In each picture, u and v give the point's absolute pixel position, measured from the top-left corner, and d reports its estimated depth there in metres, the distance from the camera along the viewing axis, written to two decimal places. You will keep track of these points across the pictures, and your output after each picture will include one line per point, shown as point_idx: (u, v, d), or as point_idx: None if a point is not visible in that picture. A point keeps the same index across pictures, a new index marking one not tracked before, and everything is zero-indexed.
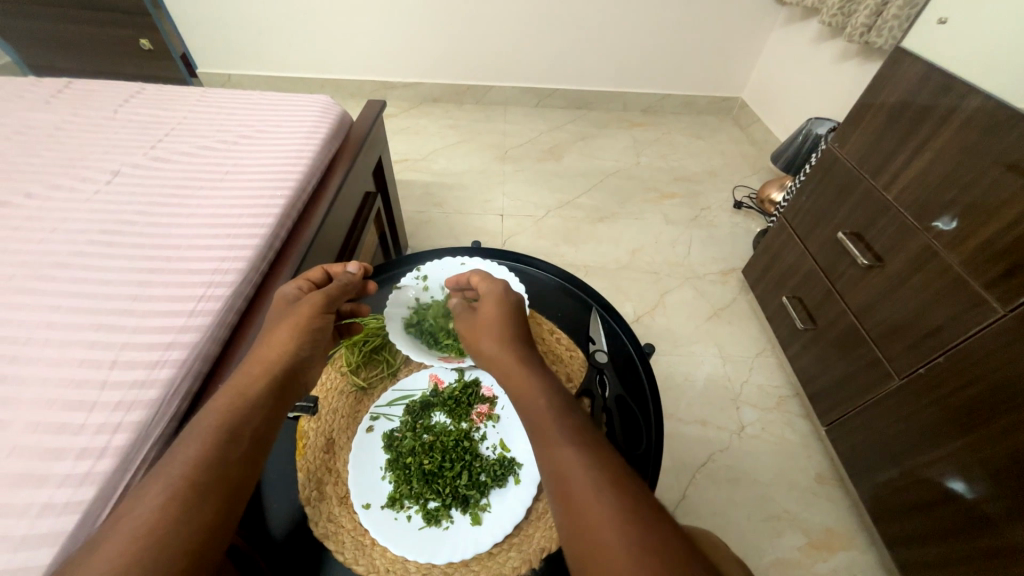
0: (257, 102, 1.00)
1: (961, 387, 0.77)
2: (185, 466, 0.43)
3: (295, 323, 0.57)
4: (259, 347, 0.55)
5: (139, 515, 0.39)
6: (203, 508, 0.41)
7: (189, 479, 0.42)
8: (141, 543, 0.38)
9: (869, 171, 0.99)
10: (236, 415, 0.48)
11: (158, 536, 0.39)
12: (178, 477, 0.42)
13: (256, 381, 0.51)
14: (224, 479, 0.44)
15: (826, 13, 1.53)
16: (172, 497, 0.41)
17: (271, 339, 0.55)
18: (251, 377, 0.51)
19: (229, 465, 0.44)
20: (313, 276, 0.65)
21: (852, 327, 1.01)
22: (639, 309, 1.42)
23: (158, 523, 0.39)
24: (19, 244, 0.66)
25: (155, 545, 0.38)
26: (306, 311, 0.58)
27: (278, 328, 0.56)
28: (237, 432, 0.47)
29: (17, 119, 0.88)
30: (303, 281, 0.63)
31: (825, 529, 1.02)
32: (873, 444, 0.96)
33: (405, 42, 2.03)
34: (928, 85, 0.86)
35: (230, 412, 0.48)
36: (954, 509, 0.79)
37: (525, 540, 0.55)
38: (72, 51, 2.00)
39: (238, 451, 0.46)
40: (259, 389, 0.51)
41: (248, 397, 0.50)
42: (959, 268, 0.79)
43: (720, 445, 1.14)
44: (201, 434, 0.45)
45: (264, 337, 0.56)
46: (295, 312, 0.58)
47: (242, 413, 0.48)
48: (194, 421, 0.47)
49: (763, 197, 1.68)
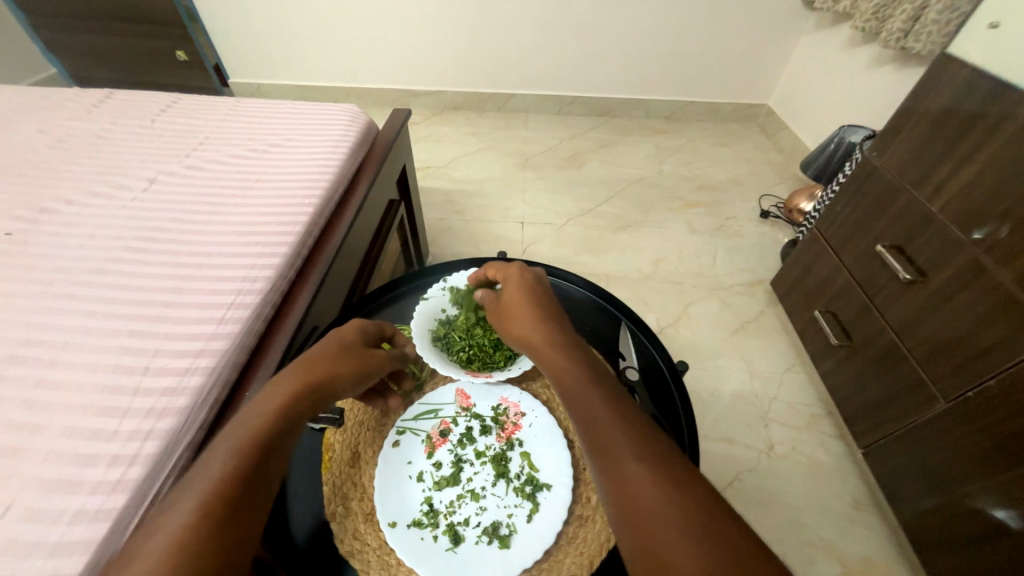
0: (287, 111, 1.01)
1: (1014, 415, 0.72)
2: (215, 481, 0.42)
3: (359, 361, 0.57)
4: (308, 364, 0.54)
5: (169, 533, 0.39)
6: (233, 526, 0.41)
7: (220, 494, 0.42)
8: (170, 562, 0.37)
9: (911, 182, 0.94)
10: (270, 431, 0.47)
11: (190, 551, 0.38)
12: (209, 493, 0.41)
13: (286, 403, 0.49)
14: (255, 496, 0.43)
15: (859, 18, 1.48)
16: (203, 514, 0.40)
17: (323, 354, 0.55)
18: (284, 397, 0.50)
19: (259, 484, 0.44)
20: (387, 326, 0.65)
21: (892, 345, 0.96)
22: (662, 321, 1.38)
23: (188, 541, 0.38)
24: (58, 250, 0.68)
25: (186, 563, 0.37)
26: (370, 362, 0.58)
27: (339, 357, 0.56)
28: (271, 450, 0.47)
29: (61, 128, 0.92)
30: (376, 330, 0.63)
31: (863, 558, 0.96)
32: (915, 470, 0.90)
33: (428, 51, 2.05)
34: (977, 92, 0.82)
35: (264, 425, 0.48)
36: (1004, 546, 0.74)
37: (555, 566, 0.52)
38: (110, 62, 2.10)
39: (269, 468, 0.46)
40: (295, 411, 0.50)
41: (276, 414, 0.49)
42: (1010, 285, 0.74)
43: (748, 464, 1.09)
44: (233, 450, 0.45)
45: (320, 347, 0.56)
46: (359, 353, 0.57)
47: (276, 431, 0.48)
48: (226, 432, 0.47)
49: (792, 206, 1.64)
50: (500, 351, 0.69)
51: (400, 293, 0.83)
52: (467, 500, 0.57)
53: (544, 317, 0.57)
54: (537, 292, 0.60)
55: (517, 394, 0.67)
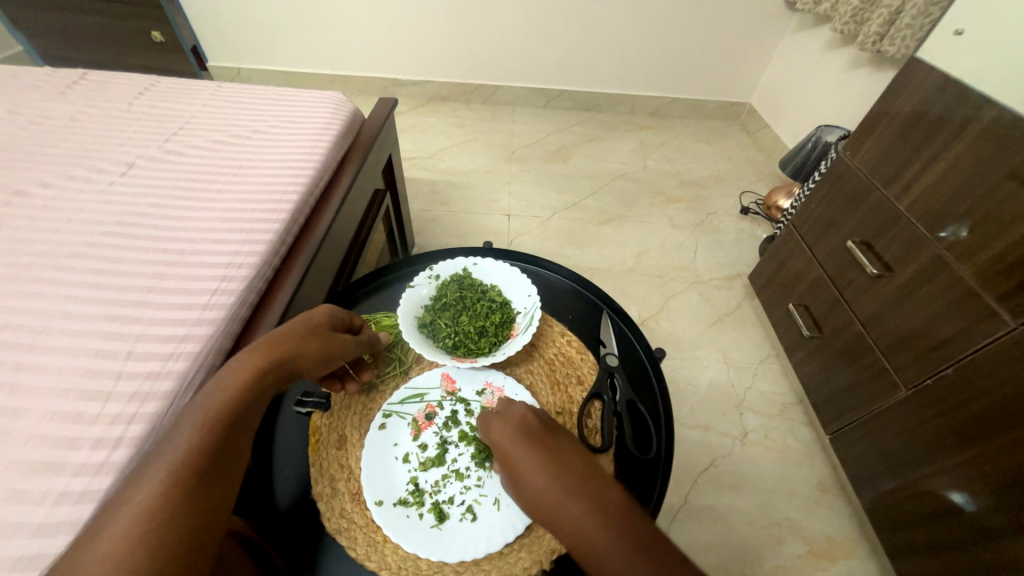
0: (271, 97, 1.00)
1: (969, 401, 0.77)
2: (182, 453, 0.44)
3: (325, 344, 0.56)
4: (272, 344, 0.52)
5: (139, 501, 0.41)
6: (203, 494, 0.43)
7: (189, 465, 0.43)
8: (143, 527, 0.39)
9: (880, 181, 0.99)
10: (234, 406, 0.48)
11: (161, 517, 0.40)
12: (176, 464, 0.43)
13: (250, 381, 0.50)
14: (223, 468, 0.45)
15: (838, 21, 1.52)
16: (171, 482, 0.42)
17: (286, 333, 0.54)
18: (245, 374, 0.50)
19: (225, 454, 0.46)
20: (347, 312, 0.63)
21: (859, 336, 1.02)
22: (644, 313, 1.42)
23: (160, 508, 0.41)
24: (34, 234, 0.67)
25: (158, 529, 0.40)
26: (336, 347, 0.57)
27: (304, 338, 0.55)
28: (236, 422, 0.48)
29: (33, 109, 0.89)
30: (343, 316, 0.62)
31: (827, 537, 1.02)
32: (877, 454, 0.96)
33: (415, 40, 2.03)
34: (944, 95, 0.86)
35: (228, 401, 0.48)
36: (954, 522, 0.80)
37: (537, 540, 0.55)
38: (81, 42, 2.01)
39: (237, 441, 0.47)
40: (257, 389, 0.50)
41: (239, 389, 0.49)
42: (969, 280, 0.79)
43: (723, 450, 1.14)
44: (197, 423, 0.46)
45: (283, 326, 0.55)
46: (326, 337, 0.57)
47: (240, 404, 0.48)
48: (194, 404, 0.47)
49: (770, 203, 1.69)
50: (485, 338, 0.70)
51: (386, 282, 0.84)
52: (452, 479, 0.59)
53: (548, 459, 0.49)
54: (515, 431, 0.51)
55: (501, 379, 0.68)
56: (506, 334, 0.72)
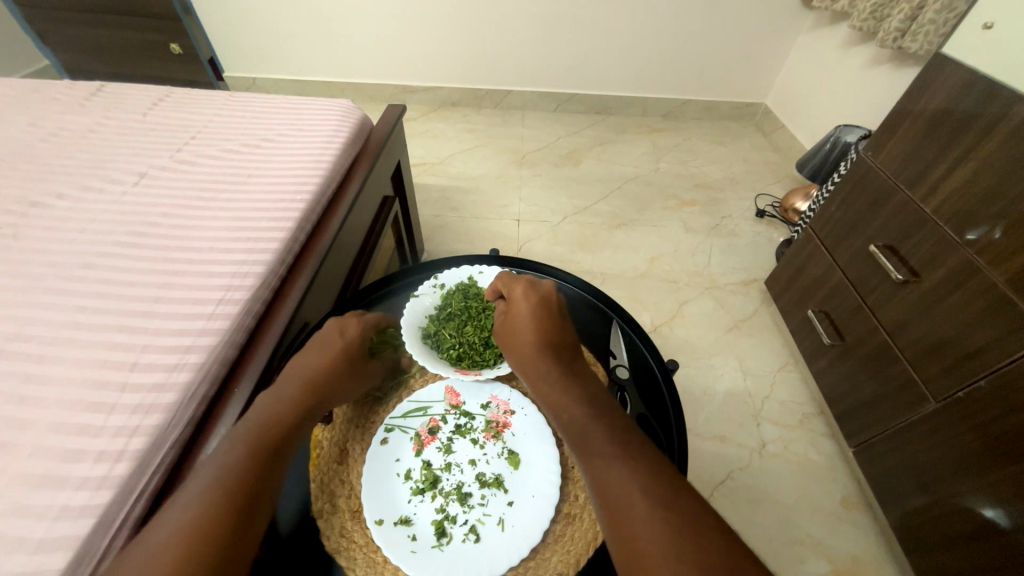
0: (281, 105, 1.00)
1: (1004, 415, 0.73)
2: (229, 468, 0.46)
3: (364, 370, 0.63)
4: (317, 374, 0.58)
5: (188, 518, 0.42)
6: (248, 505, 0.45)
7: (234, 478, 0.46)
8: (195, 537, 0.41)
9: (905, 182, 0.95)
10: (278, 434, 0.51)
11: (212, 528, 0.42)
12: (227, 482, 0.45)
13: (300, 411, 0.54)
14: (265, 485, 0.47)
15: (857, 18, 1.48)
16: (225, 498, 0.44)
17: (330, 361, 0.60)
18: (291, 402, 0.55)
19: (267, 477, 0.48)
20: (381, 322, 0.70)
21: (884, 345, 0.97)
22: (657, 319, 1.39)
23: (208, 521, 0.42)
24: (47, 244, 0.68)
25: (207, 543, 0.40)
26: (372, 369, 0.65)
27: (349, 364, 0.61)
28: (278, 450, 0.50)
29: (52, 121, 0.91)
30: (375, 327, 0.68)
31: (851, 556, 0.97)
32: (904, 469, 0.91)
33: (425, 47, 2.04)
34: (972, 92, 0.82)
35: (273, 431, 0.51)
36: (989, 543, 0.76)
37: (542, 564, 0.53)
38: (104, 55, 2.08)
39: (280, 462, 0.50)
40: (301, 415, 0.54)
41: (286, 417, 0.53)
42: (1002, 286, 0.75)
43: (740, 462, 1.10)
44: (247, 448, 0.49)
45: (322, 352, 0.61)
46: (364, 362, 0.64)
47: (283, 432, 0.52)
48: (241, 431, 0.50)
49: (787, 205, 1.64)
50: (490, 350, 0.69)
51: (393, 290, 0.83)
52: (454, 499, 0.57)
53: (551, 346, 0.60)
54: (539, 313, 0.63)
55: (507, 393, 0.67)
56: None
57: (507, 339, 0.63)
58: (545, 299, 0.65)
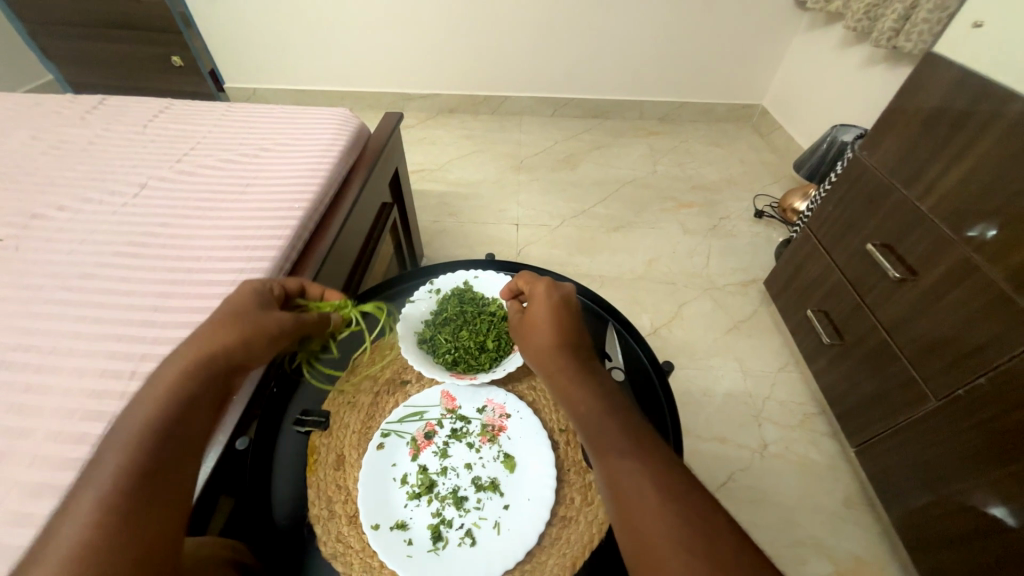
0: (279, 115, 1.01)
1: (1005, 412, 0.73)
2: (117, 466, 0.42)
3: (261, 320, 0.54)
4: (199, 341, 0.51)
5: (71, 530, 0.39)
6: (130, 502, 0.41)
7: (115, 475, 0.42)
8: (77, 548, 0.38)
9: (901, 181, 0.95)
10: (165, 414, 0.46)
11: (93, 533, 0.39)
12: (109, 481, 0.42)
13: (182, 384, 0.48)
14: (159, 476, 0.43)
15: (851, 19, 1.49)
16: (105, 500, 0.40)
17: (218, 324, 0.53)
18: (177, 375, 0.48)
19: (155, 465, 0.43)
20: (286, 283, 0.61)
21: (883, 344, 0.97)
22: (656, 321, 1.39)
23: (89, 527, 0.39)
24: (47, 256, 0.69)
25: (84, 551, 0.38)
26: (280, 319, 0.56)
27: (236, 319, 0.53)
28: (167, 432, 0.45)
29: (53, 134, 0.92)
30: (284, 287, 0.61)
31: (854, 556, 0.96)
32: (906, 468, 0.91)
33: (423, 55, 2.07)
34: (965, 91, 0.82)
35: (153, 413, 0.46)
36: (994, 542, 0.75)
37: (538, 567, 0.53)
38: (106, 68, 2.11)
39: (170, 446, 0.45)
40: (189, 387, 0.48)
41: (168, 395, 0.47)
42: (1001, 284, 0.75)
43: (741, 463, 1.09)
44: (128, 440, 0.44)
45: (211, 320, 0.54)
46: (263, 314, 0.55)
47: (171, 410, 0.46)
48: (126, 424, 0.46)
49: (786, 205, 1.64)
50: (485, 354, 0.70)
51: (390, 296, 0.84)
52: (450, 503, 0.57)
53: (563, 342, 0.60)
54: (559, 312, 0.63)
55: (502, 396, 0.67)
56: (507, 349, 0.71)
57: (524, 336, 0.63)
58: (562, 297, 0.65)
